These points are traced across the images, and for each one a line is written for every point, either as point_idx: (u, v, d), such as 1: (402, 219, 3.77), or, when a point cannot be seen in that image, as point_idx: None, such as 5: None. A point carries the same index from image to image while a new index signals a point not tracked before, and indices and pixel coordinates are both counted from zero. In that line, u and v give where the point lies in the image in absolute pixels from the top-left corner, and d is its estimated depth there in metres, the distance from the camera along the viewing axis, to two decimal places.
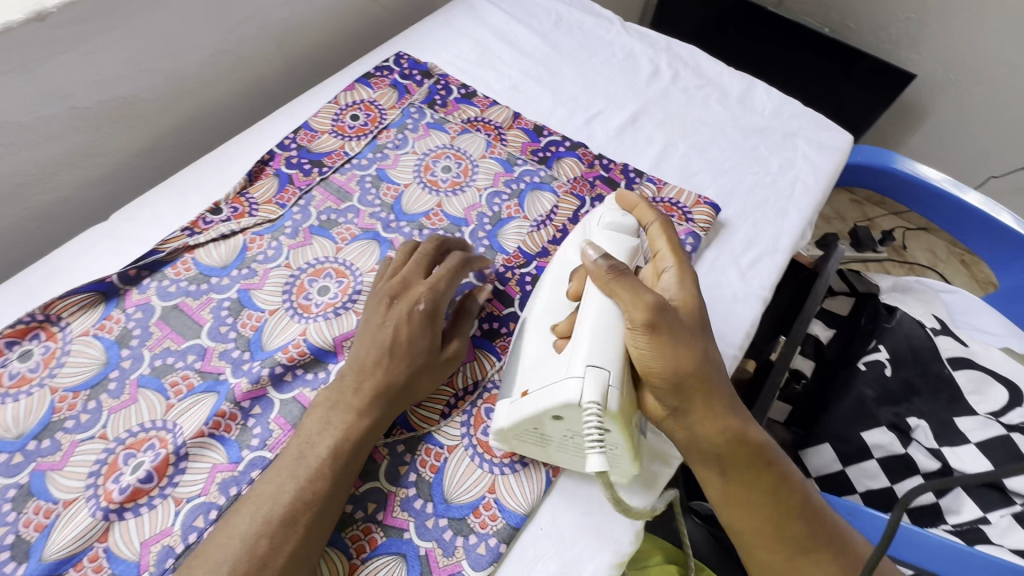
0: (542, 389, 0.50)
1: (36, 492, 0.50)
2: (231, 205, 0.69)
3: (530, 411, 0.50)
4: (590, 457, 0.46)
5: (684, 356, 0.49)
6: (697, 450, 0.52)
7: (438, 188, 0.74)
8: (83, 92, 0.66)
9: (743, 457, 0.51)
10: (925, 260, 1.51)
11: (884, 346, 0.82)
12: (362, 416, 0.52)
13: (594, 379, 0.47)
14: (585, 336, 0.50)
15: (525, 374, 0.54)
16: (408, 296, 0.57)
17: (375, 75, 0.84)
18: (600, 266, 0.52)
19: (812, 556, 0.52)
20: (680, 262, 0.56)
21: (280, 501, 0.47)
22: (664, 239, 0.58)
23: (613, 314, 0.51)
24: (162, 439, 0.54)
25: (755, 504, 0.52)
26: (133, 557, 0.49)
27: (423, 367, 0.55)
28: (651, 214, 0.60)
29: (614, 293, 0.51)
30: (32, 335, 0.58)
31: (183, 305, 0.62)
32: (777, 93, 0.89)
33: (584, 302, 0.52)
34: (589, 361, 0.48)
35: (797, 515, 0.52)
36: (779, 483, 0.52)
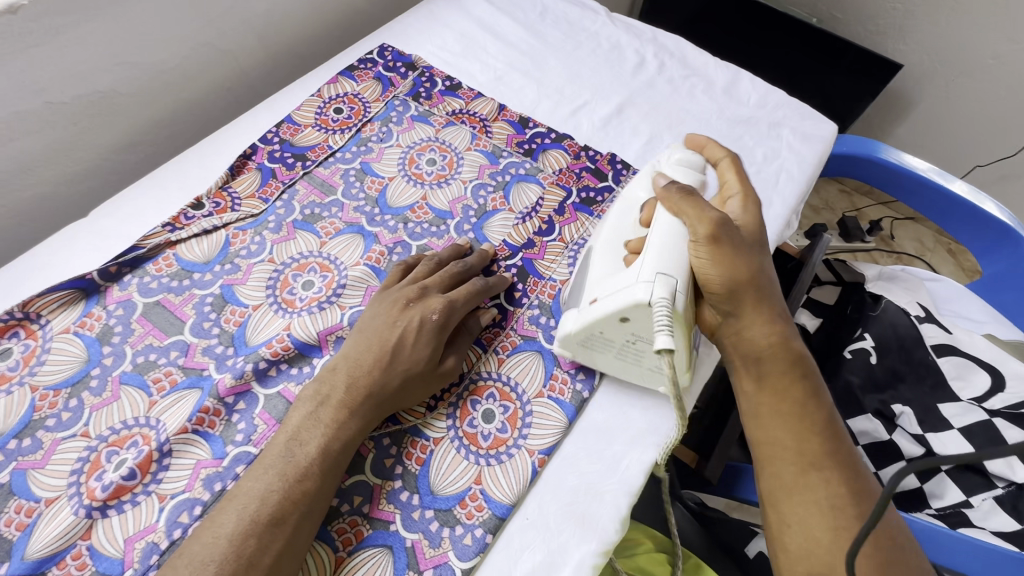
0: (611, 294, 0.52)
1: (18, 491, 0.50)
2: (213, 200, 0.68)
3: (600, 315, 0.52)
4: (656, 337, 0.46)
5: (737, 265, 0.52)
6: (751, 350, 0.54)
7: (423, 180, 0.74)
8: (59, 86, 0.65)
9: (782, 362, 0.53)
10: (912, 249, 1.52)
11: (870, 335, 0.83)
12: (348, 410, 0.52)
13: (663, 282, 0.49)
14: (652, 247, 0.52)
15: (592, 287, 0.56)
16: (426, 304, 0.57)
17: (359, 67, 0.83)
18: (672, 190, 0.56)
19: (823, 474, 0.49)
20: (746, 190, 0.60)
21: (268, 501, 0.46)
22: (733, 172, 0.62)
23: (679, 231, 0.53)
24: (145, 436, 0.53)
25: (782, 411, 0.52)
26: (117, 554, 0.48)
27: (419, 378, 0.55)
28: (719, 153, 0.64)
29: (681, 211, 0.54)
30: (12, 333, 0.57)
31: (165, 301, 0.61)
32: (762, 83, 0.89)
33: (656, 221, 0.55)
34: (660, 269, 0.50)
35: (819, 432, 0.51)
36: (808, 394, 0.52)
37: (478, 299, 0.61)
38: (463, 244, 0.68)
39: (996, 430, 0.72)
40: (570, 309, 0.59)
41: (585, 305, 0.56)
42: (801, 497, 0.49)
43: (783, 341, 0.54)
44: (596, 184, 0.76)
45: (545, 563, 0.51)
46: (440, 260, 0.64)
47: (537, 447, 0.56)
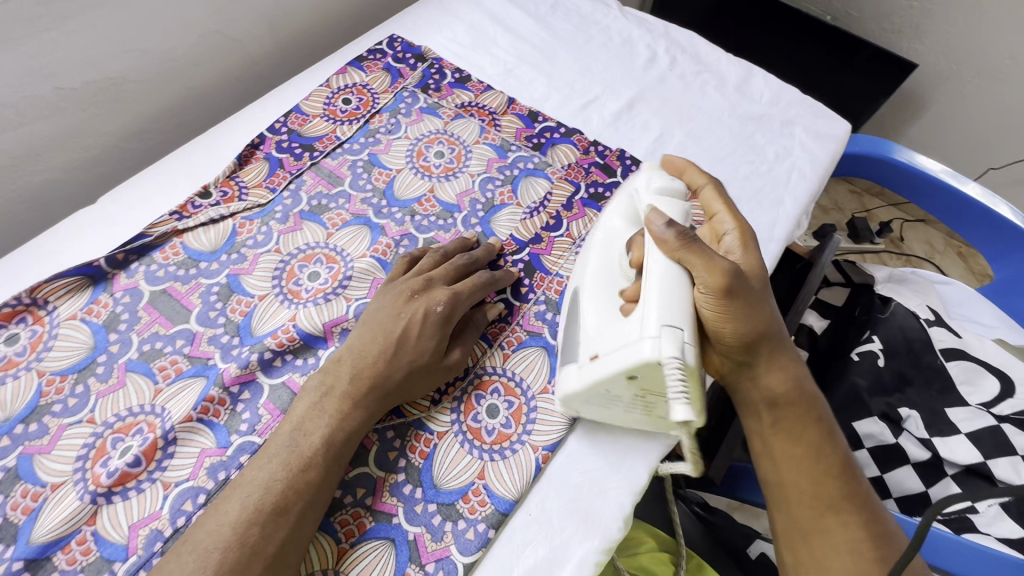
0: (615, 351, 0.48)
1: (24, 475, 0.50)
2: (220, 189, 0.68)
3: (605, 375, 0.49)
4: (675, 407, 0.43)
5: (750, 320, 0.52)
6: (767, 396, 0.55)
7: (430, 173, 0.73)
8: (68, 72, 0.64)
9: (799, 409, 0.54)
10: (921, 251, 1.50)
11: (879, 337, 0.82)
12: (354, 404, 0.52)
13: (671, 337, 0.45)
14: (652, 294, 0.48)
15: (590, 338, 0.52)
16: (429, 297, 0.57)
17: (368, 58, 0.82)
18: (667, 233, 0.51)
19: (841, 517, 0.51)
20: (740, 223, 0.58)
21: (273, 490, 0.46)
22: (720, 201, 0.59)
23: (682, 281, 0.49)
24: (150, 423, 0.53)
25: (797, 454, 0.54)
26: (121, 540, 0.48)
27: (424, 370, 0.55)
28: (701, 178, 0.61)
29: (682, 261, 0.50)
30: (19, 318, 0.57)
31: (171, 290, 0.61)
32: (775, 80, 0.88)
33: (648, 266, 0.50)
34: (665, 321, 0.46)
35: (835, 475, 0.53)
36: (822, 437, 0.54)
37: (482, 292, 0.61)
38: (469, 237, 0.67)
39: (1004, 435, 0.72)
40: (568, 361, 0.55)
41: (585, 360, 0.52)
42: (819, 540, 0.51)
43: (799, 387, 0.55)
44: (605, 179, 0.76)
45: (547, 559, 0.50)
46: (446, 254, 0.63)
47: (541, 443, 0.56)
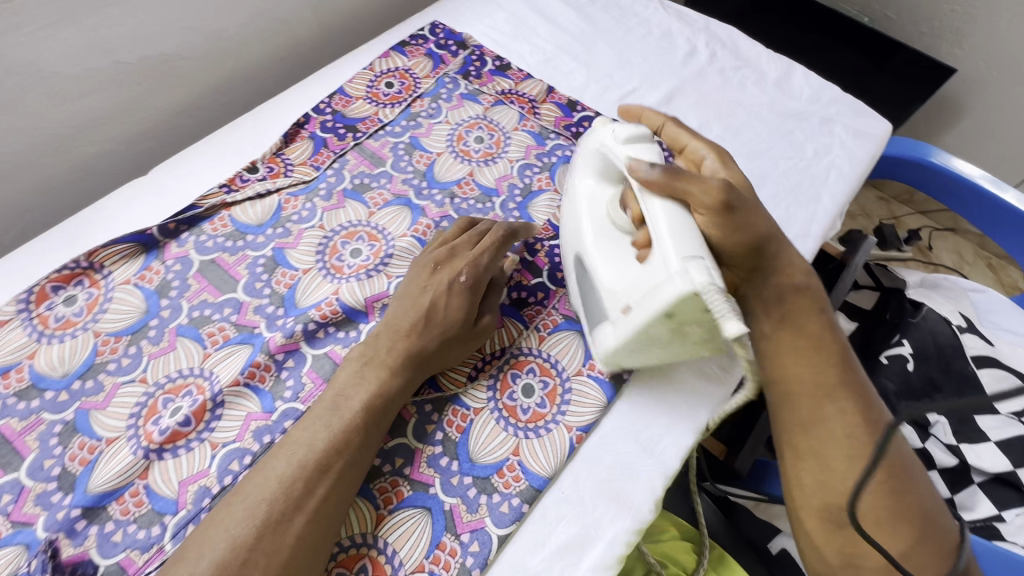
0: (645, 299, 0.47)
1: (81, 429, 0.53)
2: (267, 165, 0.70)
3: (643, 325, 0.48)
4: (726, 323, 0.41)
5: (754, 223, 0.56)
6: (776, 292, 0.58)
7: (470, 158, 0.75)
8: (127, 47, 0.67)
9: (804, 301, 0.58)
10: (950, 261, 1.47)
11: (909, 341, 0.82)
12: (396, 374, 0.53)
13: (698, 267, 0.44)
14: (664, 235, 0.47)
15: (615, 293, 0.51)
16: (452, 267, 0.58)
17: (410, 43, 0.83)
18: (652, 174, 0.50)
19: (839, 406, 0.53)
20: (715, 147, 0.60)
21: (316, 448, 0.48)
22: (686, 133, 0.62)
23: (683, 212, 0.49)
24: (199, 385, 0.55)
25: (800, 346, 0.56)
26: (171, 495, 0.50)
27: (455, 337, 0.56)
28: (658, 118, 0.63)
29: (679, 193, 0.50)
30: (76, 281, 0.60)
31: (220, 260, 0.63)
32: (816, 78, 0.87)
33: (651, 211, 0.49)
34: (685, 255, 0.45)
35: (835, 365, 0.55)
36: (823, 329, 0.57)
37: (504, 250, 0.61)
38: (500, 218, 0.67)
39: None
40: (598, 321, 0.55)
41: (616, 317, 0.51)
42: (817, 428, 0.53)
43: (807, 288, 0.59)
44: None
45: (579, 535, 0.51)
46: (469, 223, 0.64)
47: (575, 423, 0.57)
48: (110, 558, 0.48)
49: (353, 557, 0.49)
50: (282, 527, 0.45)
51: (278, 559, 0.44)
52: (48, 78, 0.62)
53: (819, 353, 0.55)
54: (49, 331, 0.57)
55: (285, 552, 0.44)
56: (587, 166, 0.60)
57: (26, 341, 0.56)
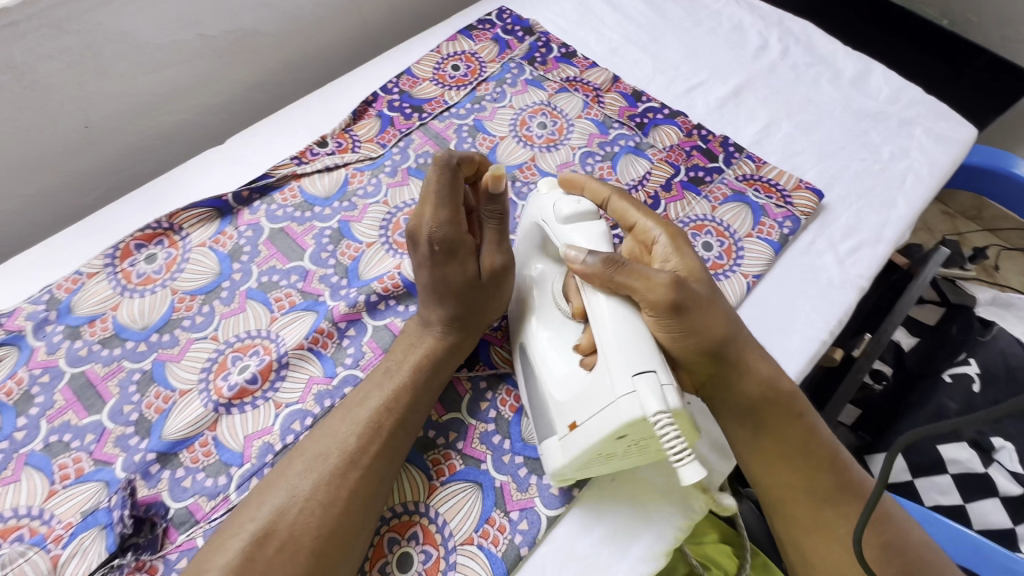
0: (594, 417, 0.45)
1: (157, 379, 0.56)
2: (336, 140, 0.71)
3: (593, 444, 0.45)
4: (681, 469, 0.40)
5: (710, 323, 0.50)
6: (746, 403, 0.52)
7: (533, 143, 0.75)
8: (213, 21, 0.69)
9: (781, 407, 0.52)
10: (1017, 283, 1.33)
11: (976, 360, 0.77)
12: (443, 343, 0.54)
13: (647, 386, 0.41)
14: (610, 344, 0.44)
15: (562, 405, 0.49)
16: (423, 239, 0.54)
17: (478, 27, 0.84)
18: (593, 264, 0.47)
19: (841, 510, 0.50)
20: (668, 228, 0.54)
21: (366, 407, 0.50)
22: (634, 209, 0.56)
23: (630, 312, 0.46)
24: (266, 346, 0.58)
25: (785, 453, 0.51)
26: (237, 447, 0.53)
27: (468, 299, 0.54)
28: (603, 191, 0.57)
29: (621, 287, 0.46)
30: (157, 240, 0.63)
31: (289, 229, 0.65)
32: (896, 78, 0.83)
33: (596, 313, 0.47)
34: (633, 370, 0.42)
35: (825, 469, 0.51)
36: (806, 435, 0.52)
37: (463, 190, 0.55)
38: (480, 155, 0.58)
39: None
40: (545, 432, 0.51)
41: (565, 431, 0.48)
42: (823, 533, 0.50)
43: (775, 384, 0.52)
44: (706, 164, 0.74)
45: (631, 522, 0.52)
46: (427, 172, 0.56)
47: None
48: (181, 502, 0.50)
49: (404, 523, 0.50)
50: (336, 480, 0.46)
51: (332, 510, 0.45)
52: (141, 48, 0.66)
53: (806, 459, 0.51)
54: (131, 285, 0.60)
55: (339, 505, 0.45)
56: (528, 245, 0.58)
57: (110, 294, 0.59)
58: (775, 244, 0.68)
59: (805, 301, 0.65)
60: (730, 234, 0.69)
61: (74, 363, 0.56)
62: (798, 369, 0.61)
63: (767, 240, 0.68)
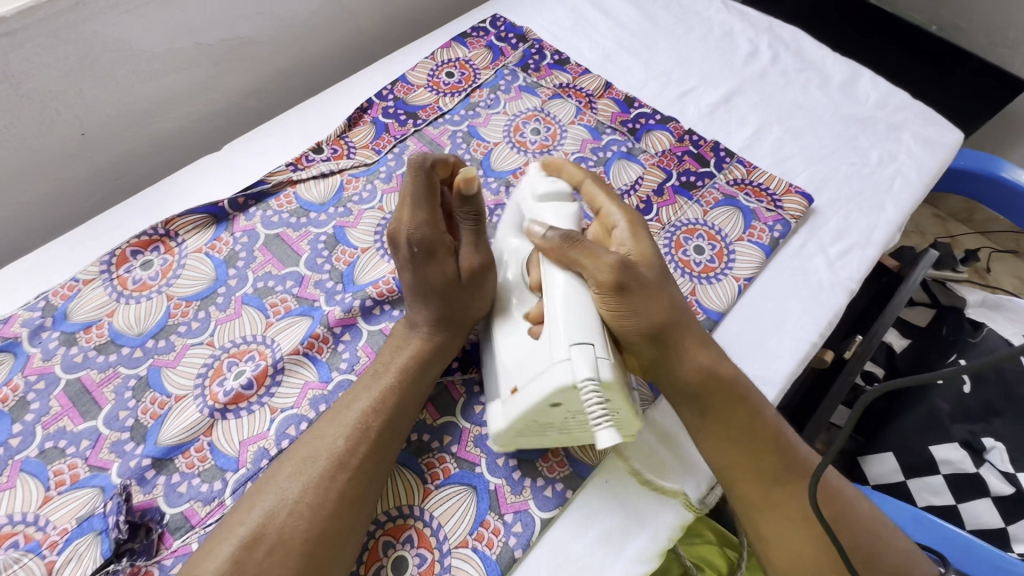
0: (532, 381, 0.46)
1: (153, 384, 0.56)
2: (331, 146, 0.72)
3: (528, 407, 0.46)
4: (600, 432, 0.42)
5: (653, 308, 0.50)
6: (688, 386, 0.52)
7: (526, 149, 0.75)
8: (209, 29, 0.70)
9: (725, 391, 0.52)
10: (1009, 285, 1.34)
11: (966, 361, 0.79)
12: (428, 344, 0.55)
13: (583, 357, 0.43)
14: (558, 315, 0.46)
15: (508, 369, 0.50)
16: (401, 242, 0.55)
17: (472, 35, 0.84)
18: (548, 239, 0.49)
19: (786, 488, 0.50)
20: (629, 215, 0.55)
21: (357, 410, 0.50)
22: (601, 194, 0.57)
23: (581, 287, 0.47)
24: (261, 352, 0.58)
25: (730, 435, 0.52)
26: (232, 452, 0.53)
27: (450, 298, 0.54)
28: (577, 174, 0.58)
29: (572, 263, 0.48)
30: (153, 246, 0.63)
31: (284, 235, 0.66)
32: (884, 83, 0.84)
33: (552, 291, 0.47)
34: (572, 340, 0.44)
35: (770, 449, 0.51)
36: (750, 417, 0.52)
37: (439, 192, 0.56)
38: (457, 159, 0.59)
39: None
40: (491, 397, 0.53)
41: (507, 396, 0.50)
42: (777, 511, 0.50)
43: (717, 368, 0.52)
44: (697, 168, 0.75)
45: (622, 524, 0.52)
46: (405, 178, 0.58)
47: None
48: (176, 507, 0.50)
49: (399, 527, 0.51)
50: (326, 482, 0.47)
51: (321, 512, 0.45)
52: (137, 56, 0.66)
53: (751, 439, 0.51)
54: (127, 292, 0.60)
55: (328, 507, 0.46)
56: (506, 227, 0.59)
57: (106, 301, 0.60)
58: (766, 247, 0.69)
59: (795, 303, 0.66)
60: (721, 237, 0.70)
61: (70, 370, 0.56)
62: (789, 370, 0.62)
63: (758, 244, 0.69)
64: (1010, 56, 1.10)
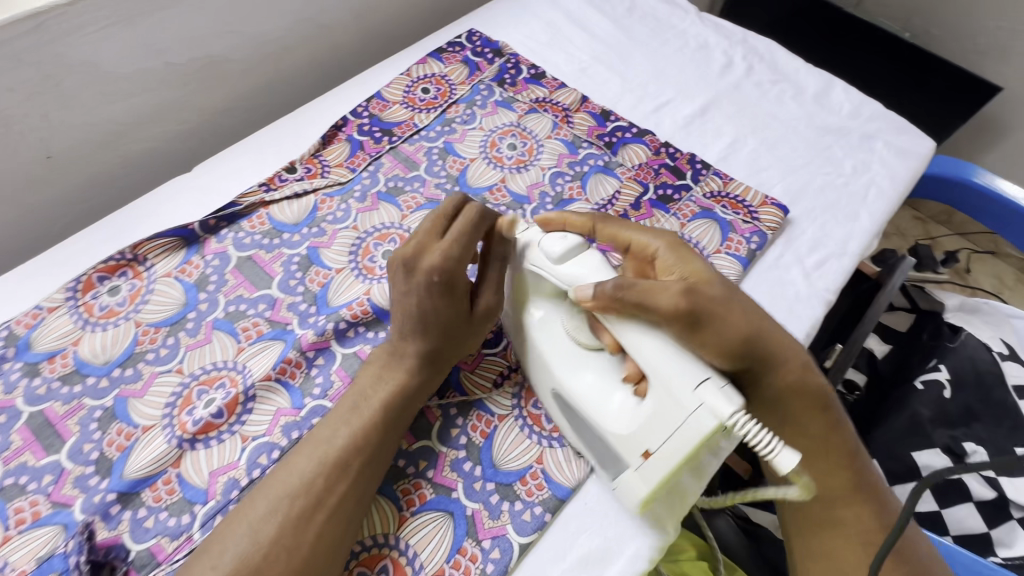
0: (669, 441, 0.44)
1: (119, 415, 0.54)
2: (305, 165, 0.71)
3: (676, 463, 0.45)
4: (776, 458, 0.41)
5: (737, 321, 0.49)
6: (775, 397, 0.53)
7: (503, 164, 0.75)
8: (179, 49, 0.69)
9: (805, 400, 0.53)
10: (989, 285, 1.36)
11: (946, 366, 0.78)
12: (412, 380, 0.53)
13: (712, 394, 0.42)
14: (657, 370, 0.45)
15: (627, 437, 0.47)
16: (422, 269, 0.53)
17: (448, 50, 0.84)
18: (600, 302, 0.47)
19: (854, 510, 0.53)
20: (665, 236, 0.54)
21: (336, 445, 0.49)
22: (627, 228, 0.55)
23: (655, 336, 0.45)
24: (232, 378, 0.57)
25: (808, 448, 0.53)
26: (201, 484, 0.52)
27: (453, 333, 0.55)
28: (587, 221, 0.56)
29: (638, 312, 0.46)
30: (120, 272, 0.62)
31: (257, 257, 0.65)
32: (857, 93, 0.85)
33: (635, 349, 0.46)
34: (692, 385, 0.43)
35: (845, 466, 0.53)
36: (830, 428, 0.53)
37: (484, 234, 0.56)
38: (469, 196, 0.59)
39: None
40: (614, 464, 0.51)
41: (639, 463, 0.47)
42: (831, 528, 0.54)
43: (806, 376, 0.52)
44: (674, 181, 0.75)
45: (602, 548, 0.51)
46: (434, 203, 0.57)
47: None
48: (142, 543, 0.49)
49: (374, 557, 0.50)
50: (302, 523, 0.45)
51: (298, 554, 0.44)
52: (105, 77, 0.65)
53: (829, 457, 0.53)
54: (93, 319, 0.59)
55: (305, 549, 0.45)
56: (519, 285, 0.55)
57: (71, 329, 0.58)
58: (743, 259, 0.69)
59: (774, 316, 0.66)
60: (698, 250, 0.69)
61: (32, 402, 0.54)
62: None
63: (735, 256, 0.69)
64: (982, 63, 1.12)
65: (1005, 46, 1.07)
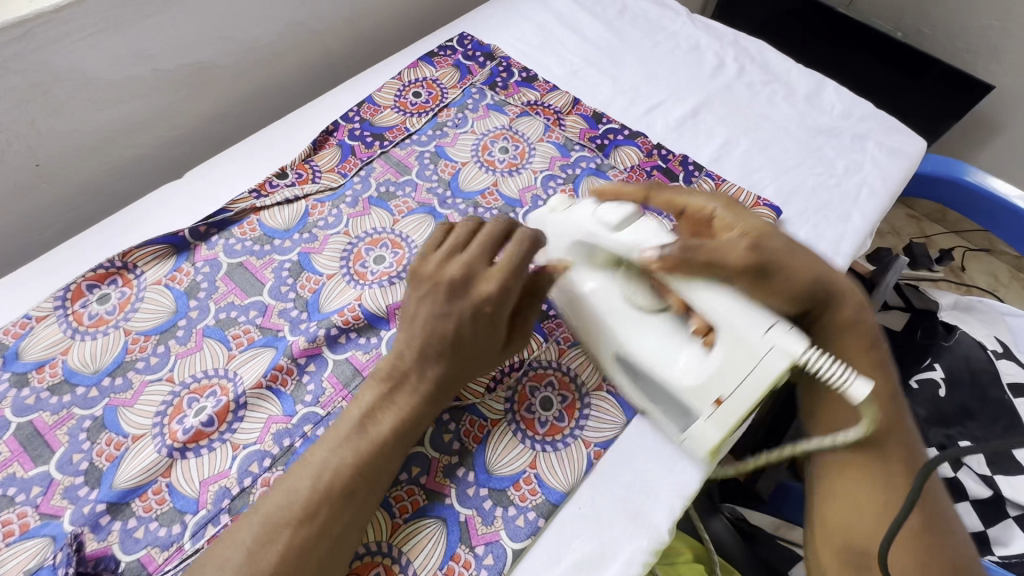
0: (742, 388, 0.46)
1: (109, 425, 0.54)
2: (296, 171, 0.71)
3: (748, 405, 0.47)
4: (852, 387, 0.46)
5: (798, 268, 0.50)
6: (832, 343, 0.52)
7: (494, 168, 0.75)
8: (168, 55, 0.69)
9: (859, 340, 0.52)
10: (984, 283, 1.36)
11: (941, 366, 0.78)
12: (427, 409, 0.52)
13: (782, 336, 0.45)
14: (727, 320, 0.46)
15: (695, 389, 0.48)
16: (474, 296, 0.51)
17: (439, 54, 0.84)
18: (669, 259, 0.48)
19: (885, 448, 0.50)
20: (717, 198, 0.55)
21: (343, 473, 0.47)
22: (677, 194, 0.57)
23: (723, 290, 0.47)
24: (223, 386, 0.56)
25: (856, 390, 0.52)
26: (192, 494, 0.51)
27: (479, 364, 0.53)
28: (640, 191, 0.57)
29: (705, 267, 0.47)
30: (110, 280, 0.61)
31: (248, 263, 0.64)
32: (848, 93, 0.85)
33: (704, 302, 0.47)
34: (762, 329, 0.45)
35: (886, 407, 0.51)
36: (877, 366, 0.52)
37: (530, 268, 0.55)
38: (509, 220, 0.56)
39: None
40: (677, 417, 0.52)
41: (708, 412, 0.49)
42: (854, 469, 0.51)
43: (859, 323, 0.53)
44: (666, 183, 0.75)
45: (597, 553, 0.51)
46: (477, 226, 0.55)
47: (593, 439, 0.56)
48: (132, 554, 0.49)
49: (367, 564, 0.49)
50: (306, 552, 0.44)
51: None
52: (93, 84, 0.65)
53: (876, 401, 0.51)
54: (83, 328, 0.58)
55: None
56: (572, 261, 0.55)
57: (61, 338, 0.58)
58: None
59: None
60: None
61: (21, 413, 0.54)
62: None
63: None
64: (973, 62, 1.12)
65: (995, 45, 1.08)
